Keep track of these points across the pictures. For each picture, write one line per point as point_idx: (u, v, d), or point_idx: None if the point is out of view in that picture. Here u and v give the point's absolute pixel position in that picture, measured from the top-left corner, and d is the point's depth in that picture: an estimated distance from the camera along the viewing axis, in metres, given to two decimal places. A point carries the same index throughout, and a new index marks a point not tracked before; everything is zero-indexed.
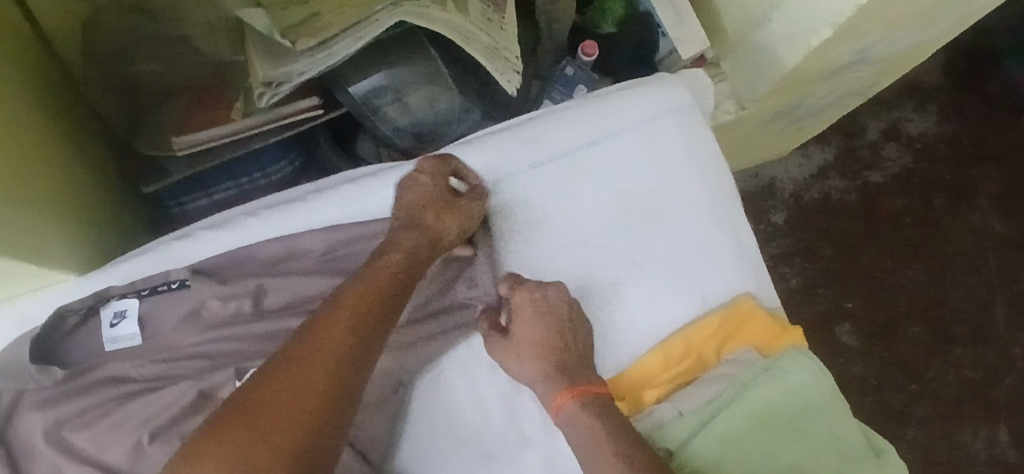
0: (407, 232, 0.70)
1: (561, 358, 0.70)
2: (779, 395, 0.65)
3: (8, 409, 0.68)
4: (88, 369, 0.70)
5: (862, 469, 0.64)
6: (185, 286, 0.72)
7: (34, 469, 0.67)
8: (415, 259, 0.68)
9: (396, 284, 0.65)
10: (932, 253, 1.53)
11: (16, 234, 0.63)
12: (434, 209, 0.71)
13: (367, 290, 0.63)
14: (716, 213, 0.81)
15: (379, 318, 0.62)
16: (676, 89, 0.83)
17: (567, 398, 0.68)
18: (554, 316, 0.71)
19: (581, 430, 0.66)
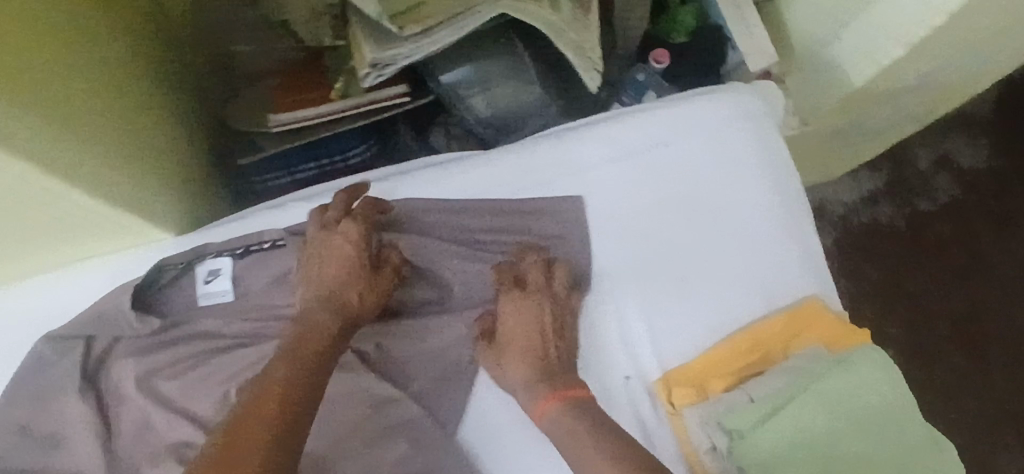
0: (325, 308, 0.70)
1: (542, 361, 0.73)
2: (846, 389, 0.67)
3: (104, 352, 0.74)
4: (182, 324, 0.76)
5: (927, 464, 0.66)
6: (281, 246, 0.77)
7: (124, 411, 0.73)
8: (340, 332, 0.70)
9: (325, 350, 0.68)
10: (979, 285, 1.52)
11: (115, 186, 0.67)
12: (351, 281, 0.71)
13: (314, 345, 0.67)
14: (784, 218, 0.82)
15: (320, 373, 0.66)
16: (749, 96, 0.85)
17: (549, 405, 0.71)
18: (538, 320, 0.74)
19: (564, 432, 0.69)
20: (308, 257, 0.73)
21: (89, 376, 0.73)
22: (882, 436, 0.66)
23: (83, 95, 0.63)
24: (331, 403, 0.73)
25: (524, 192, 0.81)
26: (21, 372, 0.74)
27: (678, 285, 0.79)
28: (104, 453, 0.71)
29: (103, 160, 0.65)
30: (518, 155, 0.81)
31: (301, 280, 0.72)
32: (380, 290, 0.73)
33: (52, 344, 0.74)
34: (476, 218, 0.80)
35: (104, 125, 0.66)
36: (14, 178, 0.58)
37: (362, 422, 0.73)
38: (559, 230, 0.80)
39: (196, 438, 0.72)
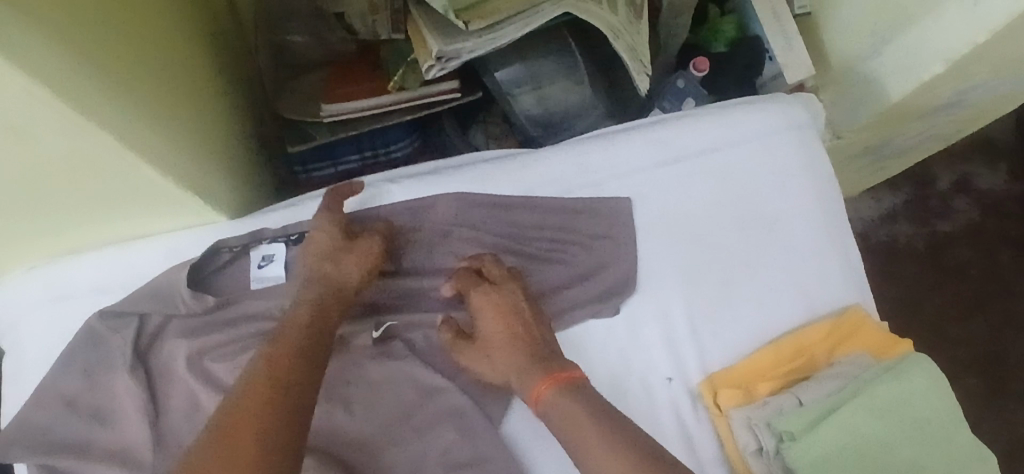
0: (312, 289, 0.73)
1: (528, 347, 0.73)
2: (901, 398, 0.67)
3: (155, 332, 0.76)
4: (234, 304, 0.78)
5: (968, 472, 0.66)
6: None
7: (173, 391, 0.75)
8: (328, 311, 0.72)
9: (318, 331, 0.71)
10: (996, 307, 1.54)
11: (176, 165, 0.69)
12: (329, 257, 0.74)
13: (304, 327, 0.70)
14: (828, 227, 0.85)
15: (314, 348, 0.69)
16: (796, 107, 0.88)
17: (544, 389, 0.71)
18: (511, 309, 0.75)
19: (561, 417, 0.69)
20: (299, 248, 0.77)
21: (140, 354, 0.75)
22: (936, 445, 0.66)
23: (145, 74, 0.64)
24: (378, 390, 0.76)
25: (575, 192, 0.83)
26: (73, 348, 0.75)
27: (721, 287, 0.82)
28: (150, 430, 0.73)
29: (165, 140, 0.67)
30: (573, 155, 0.83)
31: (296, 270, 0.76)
32: (359, 260, 0.75)
33: (103, 321, 0.75)
34: (524, 215, 0.81)
35: (165, 106, 0.68)
36: (93, 150, 0.59)
37: (407, 409, 0.76)
38: (608, 231, 0.81)
39: None
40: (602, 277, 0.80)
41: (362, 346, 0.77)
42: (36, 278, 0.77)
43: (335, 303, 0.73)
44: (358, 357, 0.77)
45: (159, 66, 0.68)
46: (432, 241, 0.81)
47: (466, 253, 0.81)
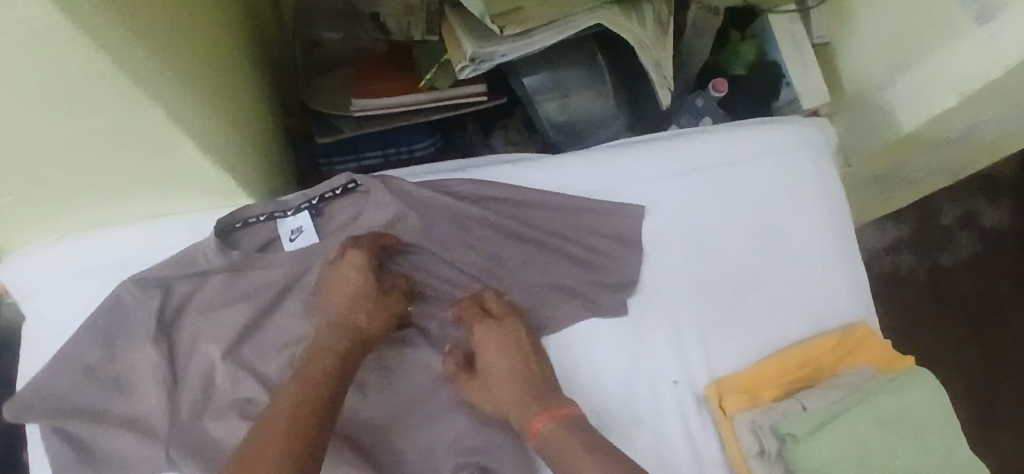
0: (335, 333, 0.74)
1: (529, 383, 0.76)
2: (903, 410, 0.68)
3: (177, 309, 0.77)
4: (255, 286, 0.79)
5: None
6: (350, 192, 0.81)
7: (190, 364, 0.76)
8: (349, 353, 0.74)
9: (341, 371, 0.72)
10: (992, 341, 1.57)
11: (213, 142, 0.72)
12: (357, 304, 0.76)
13: (326, 368, 0.71)
14: (837, 246, 0.88)
15: (334, 388, 0.70)
16: (810, 130, 0.91)
17: (543, 423, 0.73)
18: (514, 346, 0.78)
19: (562, 451, 0.71)
20: (324, 287, 0.77)
21: (163, 327, 0.76)
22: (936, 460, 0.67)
23: (189, 56, 0.68)
24: (394, 374, 0.78)
25: (595, 196, 0.85)
26: (94, 318, 0.75)
27: (731, 298, 0.84)
28: (168, 401, 0.74)
29: (203, 119, 0.69)
30: (593, 161, 0.86)
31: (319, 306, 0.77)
32: (386, 312, 0.77)
33: (131, 288, 0.75)
34: (542, 215, 0.83)
35: (205, 88, 0.71)
36: (137, 125, 0.62)
37: (418, 394, 0.78)
38: (624, 235, 0.84)
39: (261, 395, 0.76)
40: (615, 279, 0.83)
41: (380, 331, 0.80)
42: (56, 249, 0.79)
43: (356, 349, 0.75)
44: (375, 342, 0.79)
45: (202, 51, 0.71)
46: (450, 234, 0.82)
47: (485, 249, 0.82)
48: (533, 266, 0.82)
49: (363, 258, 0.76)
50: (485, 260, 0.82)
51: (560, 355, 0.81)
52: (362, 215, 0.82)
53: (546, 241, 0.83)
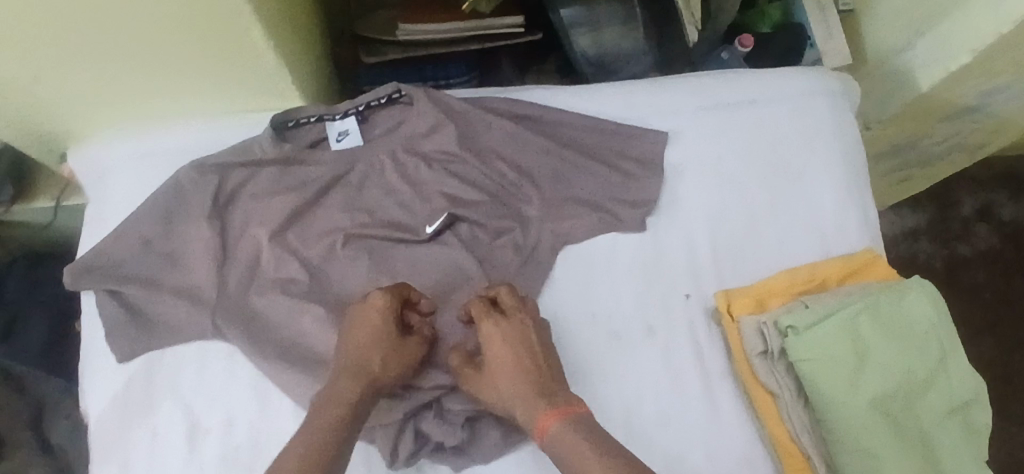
0: (346, 379, 0.71)
1: (536, 379, 0.72)
2: (900, 316, 0.71)
3: (230, 195, 0.84)
4: (301, 180, 0.85)
5: (951, 380, 0.70)
6: (393, 101, 0.86)
7: (238, 247, 0.83)
8: (360, 399, 0.71)
9: (349, 422, 0.69)
10: (1007, 334, 1.57)
11: (274, 31, 0.79)
12: (370, 348, 0.73)
13: (334, 420, 0.69)
14: (851, 183, 0.90)
15: (340, 437, 0.68)
16: (828, 76, 0.94)
17: (550, 422, 0.69)
18: (522, 342, 0.74)
19: (568, 447, 0.68)
20: (344, 329, 0.76)
21: (217, 209, 0.83)
22: (934, 365, 0.70)
23: None
24: (424, 269, 0.84)
25: (622, 121, 0.90)
26: (157, 197, 0.83)
27: (746, 224, 0.87)
28: (218, 275, 0.81)
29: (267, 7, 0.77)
30: (619, 90, 0.91)
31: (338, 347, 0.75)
32: (404, 358, 0.75)
33: (191, 173, 0.83)
34: (570, 135, 0.89)
35: None
36: None
37: (447, 288, 0.83)
38: (649, 158, 0.88)
39: (302, 278, 0.82)
40: (636, 197, 0.87)
41: (414, 229, 0.85)
42: (128, 137, 0.89)
43: (370, 394, 0.72)
44: (408, 239, 0.84)
45: None
46: (484, 148, 0.87)
47: (515, 161, 0.87)
48: (562, 179, 0.87)
49: (387, 300, 0.75)
50: (515, 172, 0.87)
51: (580, 266, 0.85)
52: (403, 124, 0.88)
53: (575, 158, 0.87)
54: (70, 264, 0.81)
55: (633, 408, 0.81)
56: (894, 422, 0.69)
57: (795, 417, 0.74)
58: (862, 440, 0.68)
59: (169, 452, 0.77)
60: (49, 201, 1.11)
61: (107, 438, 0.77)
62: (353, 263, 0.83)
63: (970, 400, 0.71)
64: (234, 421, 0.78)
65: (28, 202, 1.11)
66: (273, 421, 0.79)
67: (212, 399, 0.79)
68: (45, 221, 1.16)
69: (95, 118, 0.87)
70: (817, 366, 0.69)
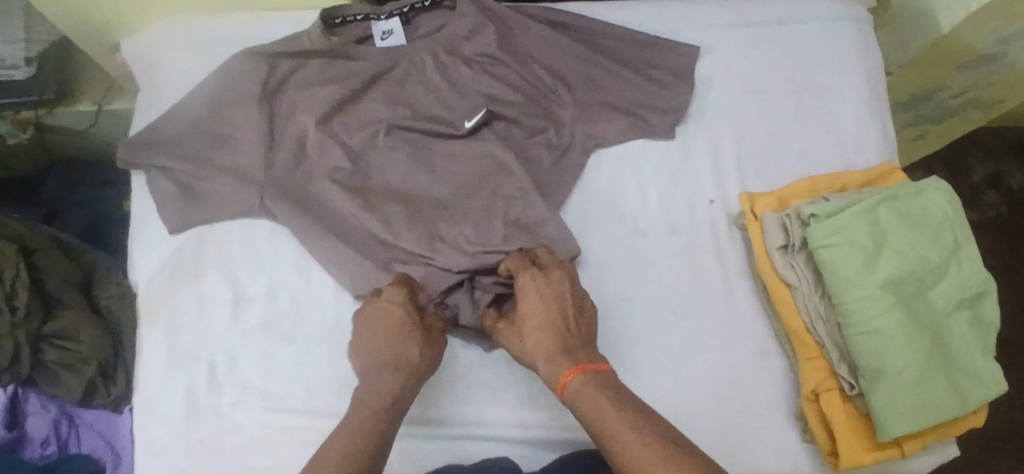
0: (381, 375, 0.71)
1: (561, 335, 0.73)
2: (916, 209, 0.75)
3: (279, 83, 0.88)
4: (347, 73, 0.89)
5: (962, 268, 0.74)
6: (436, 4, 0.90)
7: (285, 131, 0.86)
8: (395, 387, 0.70)
9: (386, 410, 0.68)
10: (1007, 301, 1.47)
11: None
12: (394, 339, 0.73)
13: (373, 409, 0.68)
14: (872, 103, 0.94)
15: (382, 433, 0.67)
16: (856, 3, 0.98)
17: (572, 377, 0.70)
18: (555, 298, 0.75)
19: (593, 405, 0.67)
20: (361, 325, 0.75)
21: (266, 94, 0.87)
22: (947, 255, 0.74)
23: None
24: (461, 161, 0.87)
25: (655, 34, 0.94)
26: (210, 81, 0.87)
27: (769, 136, 0.92)
28: (265, 155, 0.84)
29: None
30: (654, 6, 0.96)
31: (359, 342, 0.75)
32: (434, 349, 0.75)
33: (242, 60, 0.87)
34: (605, 45, 0.92)
35: None
36: None
37: (480, 179, 0.86)
38: (678, 69, 0.92)
39: (344, 163, 0.86)
40: (665, 105, 0.90)
41: (453, 124, 0.89)
42: (182, 27, 0.92)
43: (408, 385, 0.71)
44: (445, 134, 0.88)
45: None
46: (523, 52, 0.91)
47: (551, 66, 0.91)
48: (595, 85, 0.91)
49: (402, 296, 0.75)
50: (550, 76, 0.91)
51: (610, 165, 0.89)
52: (445, 26, 0.91)
53: (608, 64, 0.91)
54: (126, 138, 0.85)
55: (653, 299, 0.85)
56: (907, 304, 0.72)
57: (810, 305, 0.77)
58: (878, 319, 0.71)
59: (215, 317, 0.81)
60: (91, 105, 1.11)
61: (154, 300, 0.81)
62: (393, 153, 0.87)
63: (981, 294, 0.75)
64: (277, 290, 0.83)
65: (68, 107, 1.11)
66: (315, 292, 0.83)
67: (258, 270, 0.83)
68: (80, 128, 1.17)
69: (149, 9, 0.91)
70: (836, 250, 0.73)
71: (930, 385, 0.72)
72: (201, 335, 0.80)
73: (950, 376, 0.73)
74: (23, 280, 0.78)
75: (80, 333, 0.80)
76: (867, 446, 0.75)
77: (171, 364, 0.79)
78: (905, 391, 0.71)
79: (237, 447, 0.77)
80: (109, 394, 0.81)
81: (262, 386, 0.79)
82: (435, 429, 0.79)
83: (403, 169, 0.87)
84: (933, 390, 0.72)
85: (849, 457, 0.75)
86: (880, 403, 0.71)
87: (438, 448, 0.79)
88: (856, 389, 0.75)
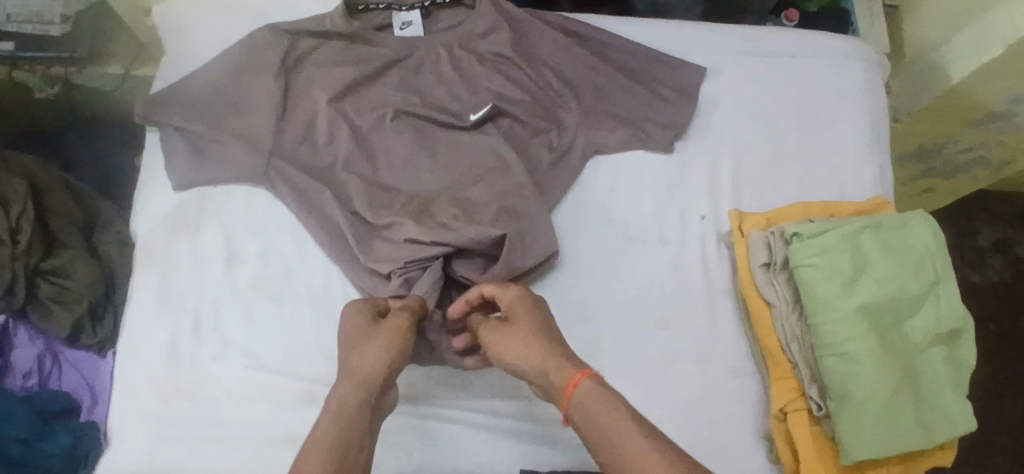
0: (339, 390, 0.67)
1: (554, 342, 0.72)
2: (899, 238, 0.76)
3: (298, 59, 0.91)
4: (363, 56, 0.92)
5: (940, 302, 0.75)
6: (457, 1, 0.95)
7: (297, 104, 0.89)
8: (356, 412, 0.65)
9: (354, 421, 0.64)
10: (1006, 368, 1.41)
11: None
12: (358, 354, 0.70)
13: (342, 429, 0.63)
14: (873, 141, 0.96)
15: (360, 448, 0.63)
16: (865, 45, 1.01)
17: (581, 380, 0.67)
18: (544, 312, 0.76)
19: (604, 407, 0.65)
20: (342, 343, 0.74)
21: (284, 68, 0.89)
22: (927, 286, 0.75)
23: None
24: (464, 151, 0.90)
25: (665, 52, 0.97)
26: (233, 51, 0.90)
27: (768, 161, 0.93)
28: (276, 125, 0.87)
29: None
30: (667, 27, 0.99)
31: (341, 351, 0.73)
32: (385, 342, 0.71)
33: (266, 33, 0.90)
34: (615, 58, 0.95)
35: None
36: None
37: (479, 171, 0.89)
38: (684, 88, 0.94)
39: (349, 139, 0.88)
40: (668, 120, 0.93)
41: (460, 116, 0.91)
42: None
43: (367, 404, 0.66)
44: (450, 124, 0.91)
45: None
46: (536, 56, 0.95)
47: (561, 72, 0.94)
48: (602, 94, 0.94)
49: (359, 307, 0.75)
50: (559, 80, 0.94)
51: (609, 171, 0.91)
52: (463, 24, 0.95)
53: (617, 76, 0.94)
54: (145, 96, 0.88)
55: (636, 307, 0.86)
56: (881, 329, 0.73)
57: (786, 325, 0.78)
58: (850, 342, 0.72)
59: (210, 273, 0.83)
60: (119, 68, 1.16)
61: (153, 251, 0.84)
62: (399, 136, 0.89)
63: (956, 331, 0.76)
64: (271, 255, 0.85)
65: (97, 67, 1.15)
66: (308, 261, 0.85)
67: (255, 233, 0.85)
68: (108, 90, 1.20)
69: None
70: (817, 269, 0.74)
71: (898, 416, 0.72)
72: (193, 288, 0.83)
73: (920, 408, 0.73)
74: (28, 214, 0.82)
75: (75, 272, 0.83)
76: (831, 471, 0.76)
77: (158, 313, 0.81)
78: (870, 417, 0.72)
79: (212, 398, 0.79)
80: (95, 335, 0.84)
81: (244, 345, 0.81)
82: (401, 403, 0.81)
83: (407, 153, 0.89)
84: (901, 419, 0.72)
85: None
86: (843, 428, 0.72)
87: (405, 424, 0.80)
88: (822, 411, 0.75)
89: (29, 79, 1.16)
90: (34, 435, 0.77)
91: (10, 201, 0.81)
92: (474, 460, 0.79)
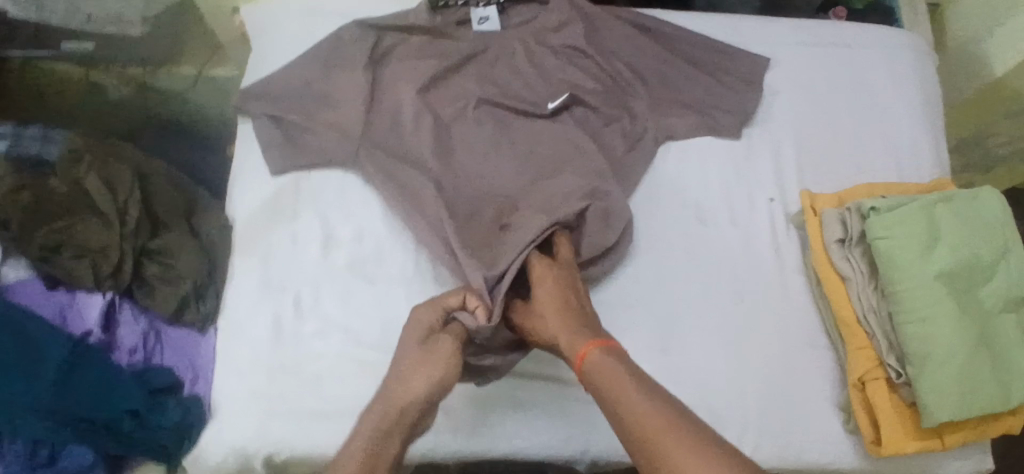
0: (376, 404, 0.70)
1: (573, 318, 0.75)
2: (969, 210, 0.81)
3: (384, 52, 0.96)
4: (445, 48, 0.97)
5: (1012, 269, 0.80)
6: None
7: (384, 94, 0.94)
8: (395, 425, 0.68)
9: (394, 429, 0.68)
10: None
11: None
12: (405, 374, 0.71)
13: (375, 440, 0.66)
14: (929, 124, 1.00)
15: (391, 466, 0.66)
16: (917, 37, 1.07)
17: (591, 350, 0.70)
18: (567, 284, 0.79)
19: (609, 377, 0.67)
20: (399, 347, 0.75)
21: (372, 60, 0.94)
22: (997, 255, 0.80)
23: None
24: (542, 137, 0.94)
25: (729, 44, 1.02)
26: (322, 45, 0.95)
27: (830, 143, 0.98)
28: (365, 114, 0.91)
29: None
30: (733, 21, 1.04)
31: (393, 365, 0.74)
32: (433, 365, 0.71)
33: (354, 28, 0.95)
34: (682, 51, 1.00)
35: None
36: None
37: (558, 157, 0.92)
38: (750, 77, 0.99)
39: (433, 127, 0.92)
40: (734, 107, 0.97)
41: (537, 104, 0.96)
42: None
43: (407, 418, 0.69)
44: (530, 113, 0.95)
45: None
46: (606, 49, 0.99)
47: (632, 64, 0.99)
48: (670, 84, 0.98)
49: (419, 317, 0.75)
50: (630, 71, 0.98)
51: (679, 155, 0.96)
52: (537, 19, 1.00)
53: (685, 67, 0.99)
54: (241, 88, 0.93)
55: (710, 285, 0.89)
56: (956, 294, 0.78)
57: (864, 297, 0.82)
58: (927, 308, 0.76)
59: (307, 254, 0.87)
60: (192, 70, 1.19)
61: (251, 232, 0.88)
62: (480, 124, 0.94)
63: None
64: (364, 236, 0.89)
65: (172, 68, 1.18)
66: (398, 244, 0.89)
67: (346, 216, 0.90)
68: (177, 92, 1.22)
69: None
70: (893, 239, 0.79)
71: (974, 378, 0.76)
72: (292, 267, 0.87)
73: (996, 371, 0.77)
74: (134, 199, 0.91)
75: (179, 254, 0.91)
76: (908, 433, 0.79)
77: (258, 290, 0.85)
78: (948, 379, 0.75)
79: (315, 375, 0.82)
80: (199, 312, 0.91)
81: (343, 323, 0.84)
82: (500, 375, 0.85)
83: (489, 139, 0.93)
84: (977, 380, 0.76)
85: (890, 441, 0.78)
86: (925, 389, 0.75)
87: (501, 394, 0.84)
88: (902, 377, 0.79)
89: (105, 80, 1.18)
90: (145, 407, 0.83)
91: (118, 187, 0.91)
92: (569, 427, 0.83)
